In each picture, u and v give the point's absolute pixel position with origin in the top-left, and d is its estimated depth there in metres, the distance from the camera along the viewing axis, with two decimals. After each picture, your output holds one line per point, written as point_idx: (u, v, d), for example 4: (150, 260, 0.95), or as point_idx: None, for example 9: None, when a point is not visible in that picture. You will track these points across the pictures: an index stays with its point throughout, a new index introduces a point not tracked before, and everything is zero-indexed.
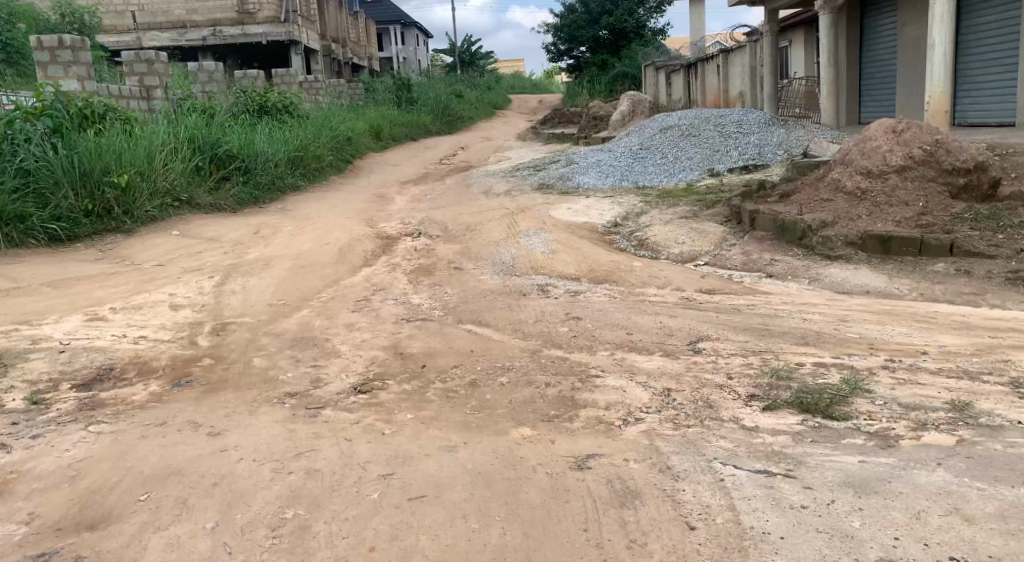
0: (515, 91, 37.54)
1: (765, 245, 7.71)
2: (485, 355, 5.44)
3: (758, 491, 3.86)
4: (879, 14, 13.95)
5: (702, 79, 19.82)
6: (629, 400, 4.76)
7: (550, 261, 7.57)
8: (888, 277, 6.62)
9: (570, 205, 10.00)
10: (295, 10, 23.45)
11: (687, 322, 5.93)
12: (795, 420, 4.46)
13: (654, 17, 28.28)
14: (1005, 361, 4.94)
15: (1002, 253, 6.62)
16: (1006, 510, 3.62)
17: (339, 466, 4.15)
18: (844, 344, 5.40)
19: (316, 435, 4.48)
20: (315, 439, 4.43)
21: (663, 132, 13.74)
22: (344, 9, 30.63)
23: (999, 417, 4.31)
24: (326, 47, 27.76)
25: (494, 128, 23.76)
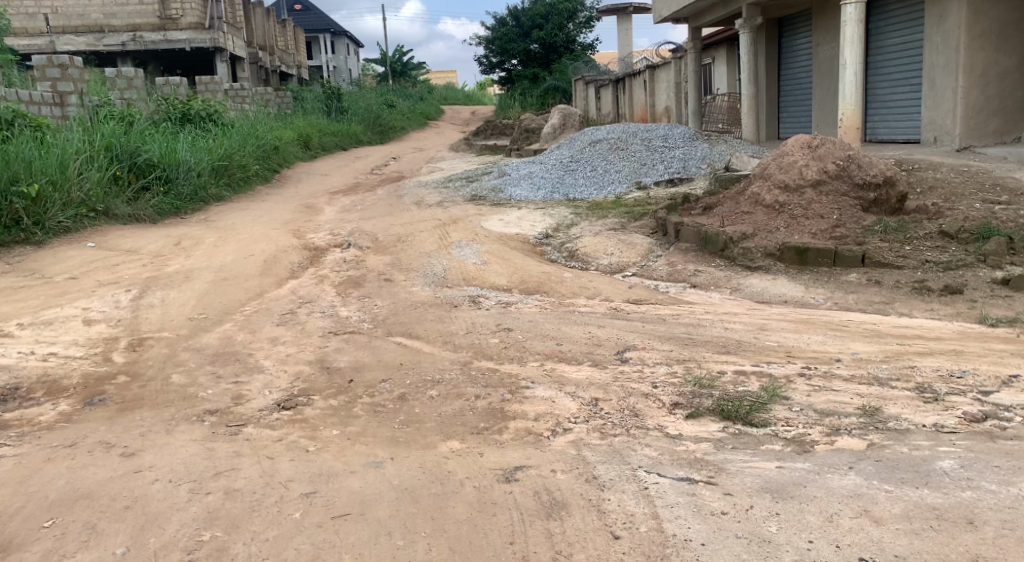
0: (448, 102, 37.63)
1: (689, 256, 7.90)
2: (414, 368, 5.45)
3: (680, 499, 3.96)
4: (796, 35, 14.43)
5: (630, 93, 20.17)
6: (558, 411, 4.82)
7: (481, 272, 7.61)
8: (805, 288, 6.85)
9: (502, 216, 10.06)
10: (220, 17, 22.93)
11: (615, 332, 6.04)
12: (716, 427, 4.59)
13: (583, 32, 28.76)
14: (912, 366, 5.16)
15: (909, 263, 6.89)
16: (911, 510, 3.77)
17: (260, 485, 4.12)
18: (763, 352, 5.58)
19: (236, 453, 4.43)
20: (235, 457, 4.38)
21: (592, 145, 13.91)
22: (272, 16, 30.26)
23: (906, 421, 4.50)
24: (252, 55, 27.30)
25: (427, 139, 23.73)
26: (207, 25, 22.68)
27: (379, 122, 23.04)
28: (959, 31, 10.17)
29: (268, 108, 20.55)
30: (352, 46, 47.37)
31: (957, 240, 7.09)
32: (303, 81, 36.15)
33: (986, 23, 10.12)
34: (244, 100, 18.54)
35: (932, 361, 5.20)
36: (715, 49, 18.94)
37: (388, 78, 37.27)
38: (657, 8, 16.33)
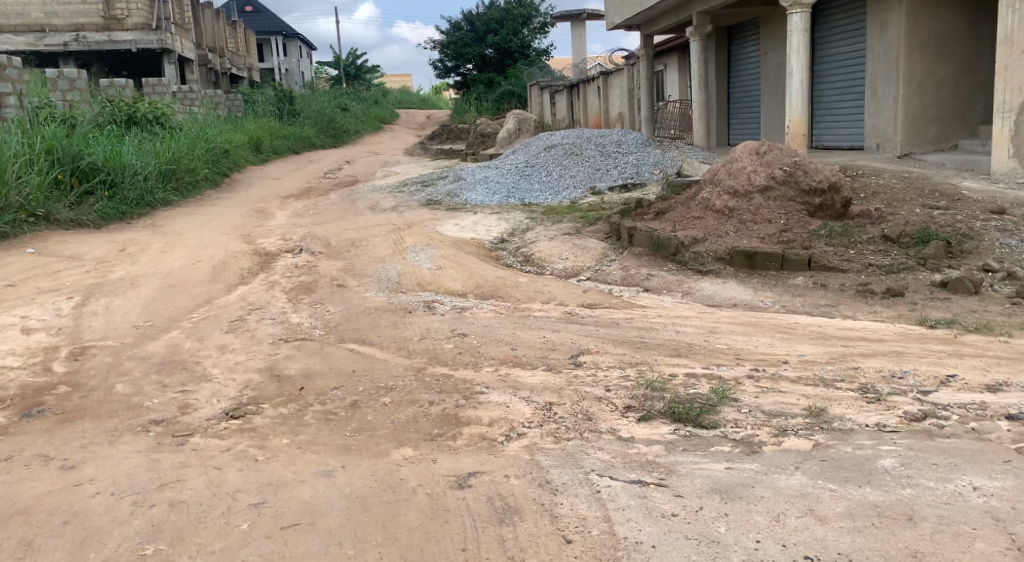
0: (403, 105, 37.51)
1: (642, 260, 8.00)
2: (367, 375, 5.43)
3: (632, 502, 4.01)
4: (745, 43, 14.67)
5: (584, 99, 20.31)
6: (512, 416, 4.85)
7: (436, 277, 7.61)
8: (753, 291, 6.97)
9: (457, 221, 10.06)
10: (168, 17, 22.59)
11: (569, 336, 6.08)
12: (667, 429, 4.65)
13: (538, 38, 28.90)
14: (856, 368, 5.28)
15: (854, 267, 7.05)
16: (855, 509, 3.86)
17: (207, 496, 4.07)
18: (713, 355, 5.67)
19: (183, 464, 4.38)
20: (181, 468, 4.33)
21: (547, 150, 13.98)
22: (222, 18, 29.89)
23: (850, 421, 4.60)
24: (201, 56, 26.85)
25: (381, 143, 23.64)
26: (155, 25, 22.25)
27: (332, 125, 22.89)
28: (898, 41, 10.42)
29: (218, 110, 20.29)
30: (305, 48, 47.00)
31: (898, 243, 7.27)
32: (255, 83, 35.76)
33: (924, 34, 10.40)
34: (193, 102, 18.24)
35: (876, 362, 5.33)
36: (667, 57, 19.17)
37: (342, 81, 37.04)
38: (610, 15, 16.47)
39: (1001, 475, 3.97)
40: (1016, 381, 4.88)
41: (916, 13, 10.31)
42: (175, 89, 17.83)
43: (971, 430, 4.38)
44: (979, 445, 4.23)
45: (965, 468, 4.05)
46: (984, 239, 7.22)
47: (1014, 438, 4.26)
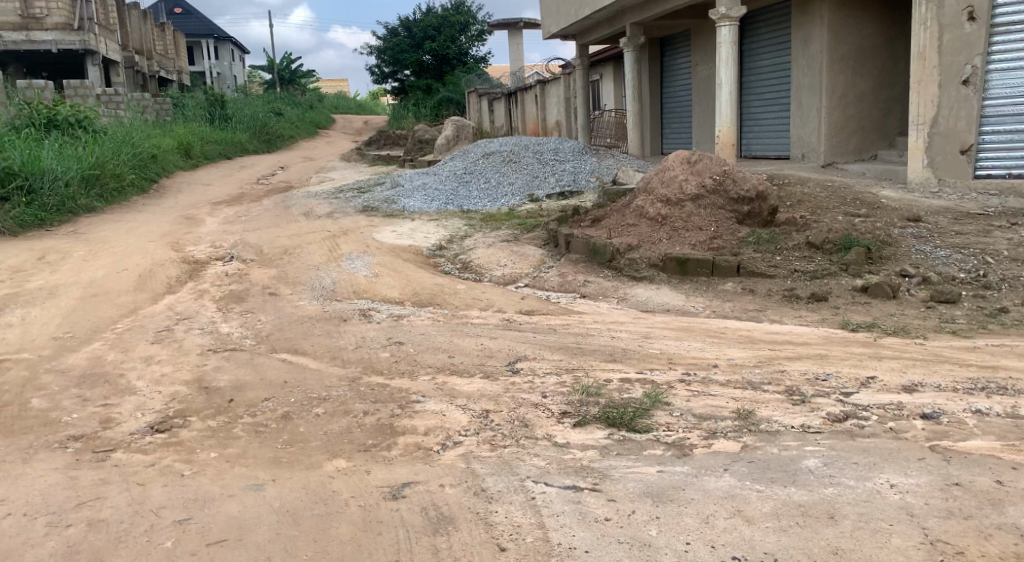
0: (340, 110, 37.13)
1: (578, 267, 8.08)
2: (300, 385, 5.38)
3: (566, 507, 4.06)
4: (677, 54, 14.93)
5: (522, 107, 20.43)
6: (448, 424, 4.85)
7: (372, 285, 7.58)
8: (685, 296, 7.10)
9: (395, 228, 10.02)
10: (90, 18, 22.17)
11: (506, 343, 6.12)
12: (602, 434, 4.71)
13: (475, 46, 28.99)
14: (782, 370, 5.42)
15: (780, 272, 7.24)
16: (780, 508, 3.96)
17: (128, 514, 4.01)
18: (647, 359, 5.76)
19: (103, 481, 4.30)
20: (101, 485, 4.25)
21: (485, 157, 14.00)
22: (150, 19, 29.28)
23: (777, 423, 4.72)
24: (127, 59, 26.39)
25: (316, 148, 23.40)
26: (77, 25, 21.77)
27: (265, 130, 22.57)
28: (821, 55, 10.73)
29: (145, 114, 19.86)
30: (238, 51, 46.22)
31: (822, 250, 7.47)
32: (185, 86, 35.04)
33: (845, 48, 10.74)
34: (117, 106, 17.98)
35: (801, 364, 5.48)
36: (602, 66, 19.40)
37: (276, 86, 36.51)
38: (546, 24, 16.60)
39: (916, 472, 4.11)
40: (930, 381, 5.07)
41: (837, 27, 10.64)
42: (98, 92, 17.79)
43: (888, 429, 4.53)
44: (896, 444, 4.38)
45: (883, 467, 4.18)
46: (902, 246, 7.47)
47: (928, 437, 4.42)
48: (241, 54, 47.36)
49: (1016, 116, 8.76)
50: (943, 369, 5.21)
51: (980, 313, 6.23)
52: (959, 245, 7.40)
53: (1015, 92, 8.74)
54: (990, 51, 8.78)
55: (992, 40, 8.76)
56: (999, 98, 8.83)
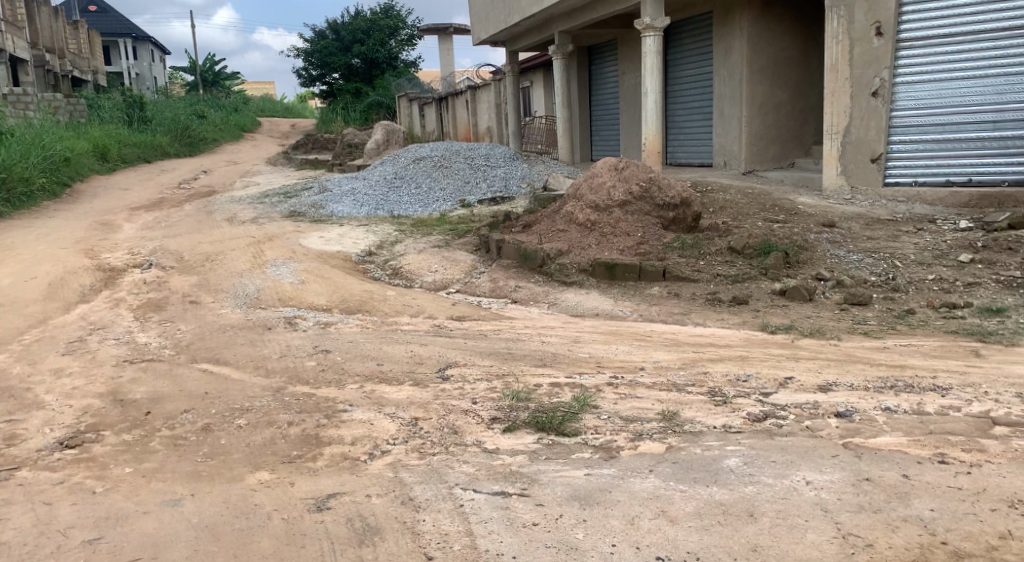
0: (267, 113, 36.44)
1: (510, 272, 8.11)
2: (221, 397, 5.27)
3: (494, 514, 4.07)
4: (604, 62, 15.12)
5: (453, 112, 20.44)
6: (376, 433, 4.81)
7: (298, 292, 7.48)
8: (613, 301, 7.19)
9: (322, 233, 9.92)
10: None
11: (436, 350, 6.10)
12: (531, 439, 4.73)
13: (405, 50, 28.96)
14: (705, 372, 5.52)
15: (704, 276, 7.38)
16: (703, 508, 4.04)
17: (34, 535, 3.93)
18: (575, 364, 5.81)
19: (7, 502, 4.19)
20: (5, 506, 4.14)
21: (415, 162, 13.92)
22: (61, 17, 28.40)
23: (700, 423, 4.81)
24: (37, 58, 25.58)
25: (241, 152, 22.98)
26: None
27: (188, 133, 22.12)
28: (741, 65, 11.00)
29: (57, 116, 19.30)
30: (157, 52, 44.98)
31: (742, 255, 7.64)
32: (102, 86, 34.01)
33: (763, 59, 11.02)
34: (25, 107, 17.46)
35: (723, 366, 5.60)
36: (532, 73, 19.51)
37: (199, 88, 35.69)
38: (475, 30, 16.64)
39: (830, 469, 4.23)
40: (844, 380, 5.22)
41: (756, 39, 10.91)
42: (6, 92, 17.24)
43: (805, 428, 4.65)
44: (812, 442, 4.50)
45: (799, 464, 4.30)
46: (817, 250, 7.68)
47: (842, 434, 4.56)
48: (162, 55, 46.16)
49: (921, 127, 9.12)
50: (856, 369, 5.37)
51: (890, 314, 6.45)
52: (871, 249, 7.66)
53: (920, 104, 9.11)
54: (896, 65, 9.14)
55: (898, 54, 9.13)
56: (907, 109, 9.17)
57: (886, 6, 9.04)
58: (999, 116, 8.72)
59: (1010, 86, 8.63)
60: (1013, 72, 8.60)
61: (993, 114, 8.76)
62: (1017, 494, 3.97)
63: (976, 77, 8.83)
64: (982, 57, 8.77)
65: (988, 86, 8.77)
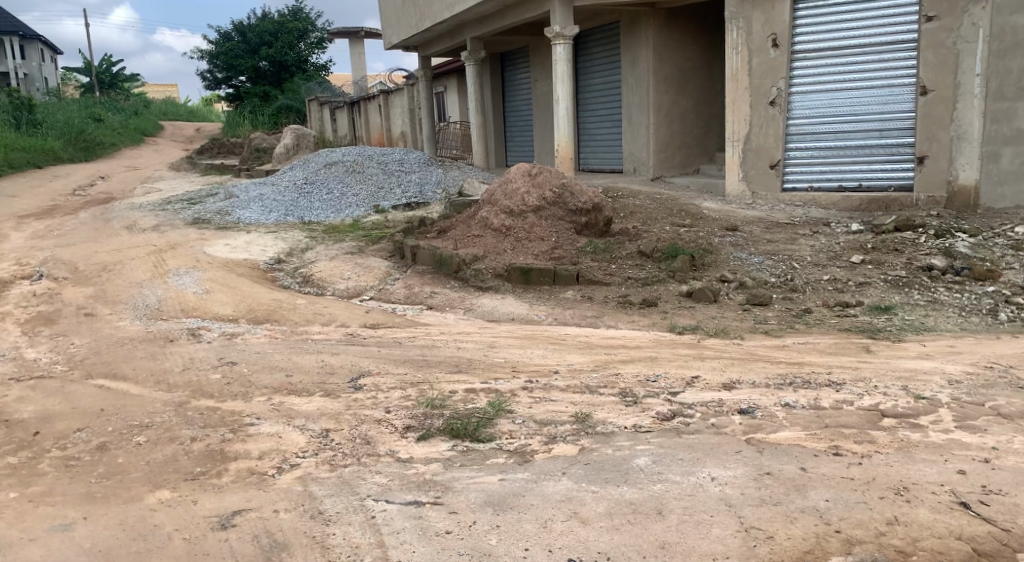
0: (168, 117, 35.22)
1: (425, 278, 8.05)
2: (118, 413, 5.09)
3: (407, 524, 4.02)
4: (516, 69, 15.20)
5: (365, 117, 20.23)
6: (285, 446, 4.71)
7: (202, 302, 7.27)
8: (528, 305, 7.20)
9: (227, 241, 9.68)
10: None
11: (348, 359, 6.01)
12: (445, 446, 4.70)
13: (315, 54, 28.58)
14: (617, 374, 5.58)
15: (616, 280, 7.48)
16: (613, 508, 4.07)
17: None
18: (491, 369, 5.79)
19: None
20: None
21: (327, 167, 13.71)
22: None
23: (612, 424, 4.85)
24: None
25: (142, 157, 22.27)
26: None
27: (82, 137, 21.25)
28: (648, 74, 11.20)
29: None
30: (47, 52, 42.93)
31: (651, 258, 7.77)
32: None
33: (669, 68, 11.25)
34: None
35: (634, 368, 5.66)
36: (445, 78, 19.44)
37: (95, 90, 34.30)
38: (387, 35, 16.52)
39: (733, 465, 4.33)
40: (746, 378, 5.35)
41: (661, 48, 11.12)
42: None
43: (710, 425, 4.74)
44: (717, 439, 4.60)
45: (705, 461, 4.38)
46: (721, 253, 7.86)
47: (745, 430, 4.67)
48: (53, 55, 44.14)
49: (814, 136, 9.46)
50: (758, 367, 5.51)
51: (789, 314, 6.63)
52: (771, 251, 7.89)
53: (813, 113, 9.43)
54: (791, 75, 9.46)
55: (794, 65, 9.44)
56: (802, 117, 9.49)
57: (781, 18, 9.35)
58: (884, 125, 9.07)
59: (894, 97, 8.97)
60: (896, 84, 8.94)
61: (879, 123, 9.11)
62: (903, 481, 4.12)
63: (863, 87, 9.17)
64: (869, 68, 9.10)
65: (874, 97, 9.11)
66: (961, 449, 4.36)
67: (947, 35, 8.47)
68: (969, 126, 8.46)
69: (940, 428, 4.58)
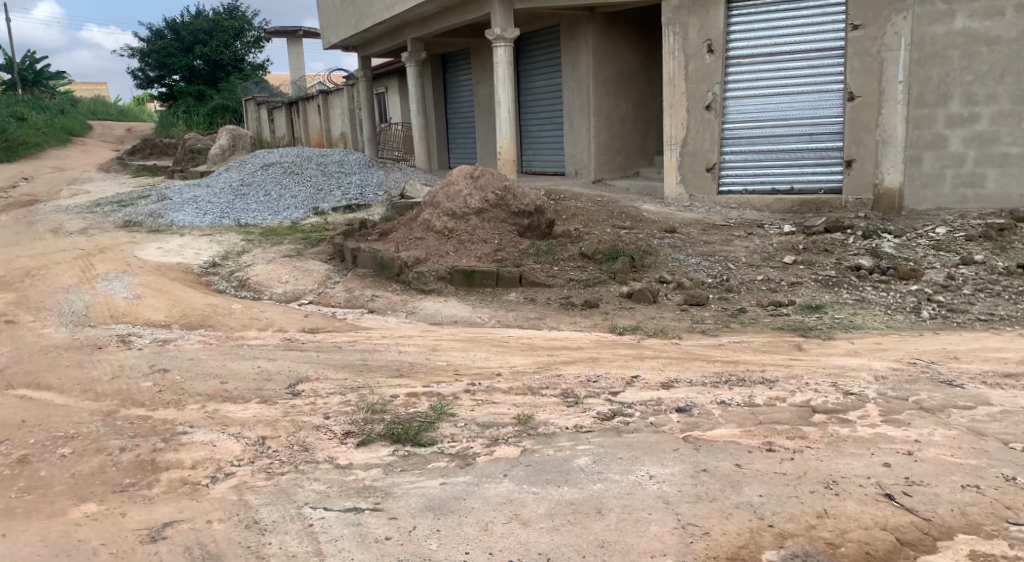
0: (97, 117, 34.29)
1: (365, 281, 7.96)
2: (42, 424, 4.92)
3: (345, 531, 3.96)
4: (458, 71, 15.17)
5: (304, 117, 19.97)
6: (219, 455, 4.60)
7: (133, 307, 7.08)
8: (471, 307, 7.17)
9: (160, 244, 9.45)
10: None
11: (286, 364, 5.90)
12: (385, 451, 4.64)
13: (251, 53, 28.12)
14: (558, 375, 5.58)
15: (558, 281, 7.49)
16: (554, 508, 4.06)
17: None
18: (433, 372, 5.74)
19: None
20: None
21: (265, 168, 13.48)
22: None
23: (554, 425, 4.84)
24: None
25: (71, 158, 21.64)
26: None
27: None
28: (588, 78, 11.27)
29: None
30: None
31: (593, 260, 7.81)
32: None
33: (609, 72, 11.34)
34: None
35: (576, 369, 5.66)
36: (386, 79, 19.29)
37: (20, 88, 33.18)
38: (325, 35, 16.32)
39: (671, 462, 4.35)
40: (684, 376, 5.40)
41: (601, 52, 11.20)
42: None
43: (649, 424, 4.77)
44: (656, 437, 4.62)
45: (644, 459, 4.40)
46: (660, 255, 7.93)
47: (682, 428, 4.70)
48: None
49: (749, 140, 9.61)
50: (695, 366, 5.56)
51: (725, 313, 6.71)
52: (708, 252, 7.99)
53: (747, 118, 9.59)
54: (726, 80, 9.57)
55: (728, 71, 9.56)
56: (737, 121, 9.64)
57: (715, 25, 9.45)
58: (815, 130, 9.28)
59: (825, 102, 9.19)
60: (826, 89, 9.16)
61: (810, 128, 9.31)
62: (833, 475, 4.18)
63: (795, 93, 9.35)
64: (800, 74, 9.29)
65: (805, 102, 9.31)
66: (886, 442, 4.45)
67: (871, 43, 8.74)
68: (893, 131, 8.72)
69: (867, 422, 4.68)
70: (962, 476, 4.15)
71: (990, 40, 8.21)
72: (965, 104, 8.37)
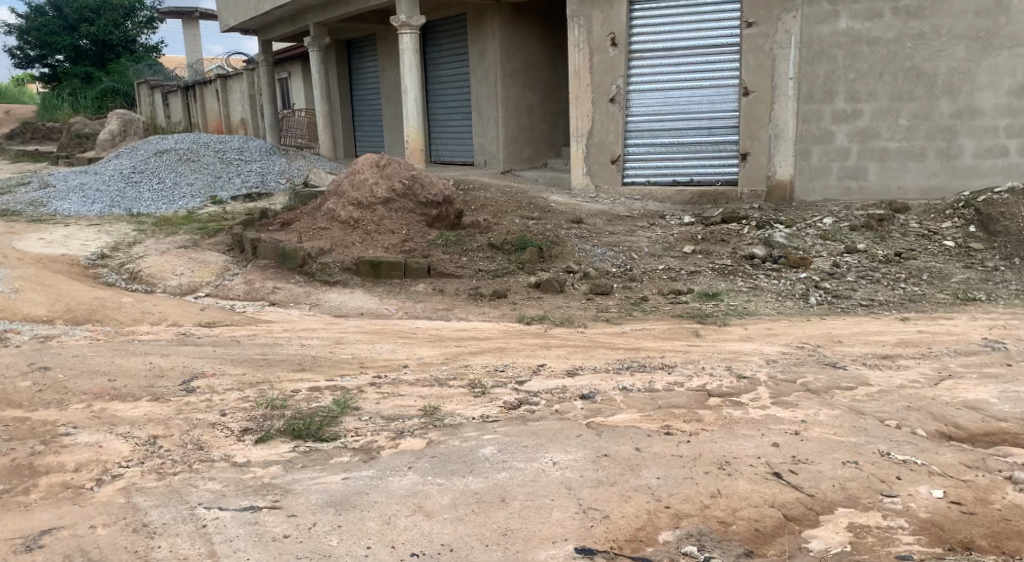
0: None
1: (266, 272, 7.73)
2: None
3: (240, 530, 3.82)
4: (364, 58, 14.91)
5: (202, 102, 19.34)
6: (105, 455, 4.38)
7: (12, 302, 6.71)
8: (378, 299, 7.04)
9: (43, 235, 8.99)
10: None
11: (180, 360, 5.67)
12: (286, 448, 4.50)
13: (144, 34, 27.03)
14: (465, 366, 5.52)
15: (467, 272, 7.44)
16: (458, 499, 4.01)
17: None
18: (337, 366, 5.61)
19: None
20: None
21: (159, 155, 12.98)
22: None
23: (459, 416, 4.78)
24: None
25: None
26: None
27: None
28: (494, 68, 11.22)
29: None
30: None
31: (502, 250, 7.80)
32: None
33: (515, 63, 11.32)
34: None
35: (483, 359, 5.62)
36: (289, 65, 18.81)
37: None
38: (224, 18, 15.79)
39: (574, 449, 4.35)
40: (588, 364, 5.42)
41: (507, 42, 11.18)
42: None
43: (554, 411, 4.77)
44: (560, 424, 4.62)
45: (548, 447, 4.38)
46: (568, 244, 7.94)
47: (585, 415, 4.71)
48: None
49: (649, 132, 9.73)
50: (599, 354, 5.59)
51: (628, 302, 6.77)
52: (612, 242, 8.05)
53: (648, 111, 9.70)
54: (627, 74, 9.66)
55: (629, 65, 9.66)
56: (638, 114, 9.74)
57: (618, 19, 9.53)
58: (713, 123, 9.45)
59: (721, 97, 9.37)
60: (722, 84, 9.34)
61: (708, 121, 9.47)
62: (726, 457, 4.25)
63: (693, 87, 9.50)
64: (697, 69, 9.44)
65: (703, 96, 9.47)
66: (776, 423, 4.56)
67: (764, 40, 8.93)
68: (785, 125, 8.96)
69: (758, 404, 4.78)
70: (843, 453, 4.27)
71: (870, 40, 8.53)
72: (849, 101, 8.69)
